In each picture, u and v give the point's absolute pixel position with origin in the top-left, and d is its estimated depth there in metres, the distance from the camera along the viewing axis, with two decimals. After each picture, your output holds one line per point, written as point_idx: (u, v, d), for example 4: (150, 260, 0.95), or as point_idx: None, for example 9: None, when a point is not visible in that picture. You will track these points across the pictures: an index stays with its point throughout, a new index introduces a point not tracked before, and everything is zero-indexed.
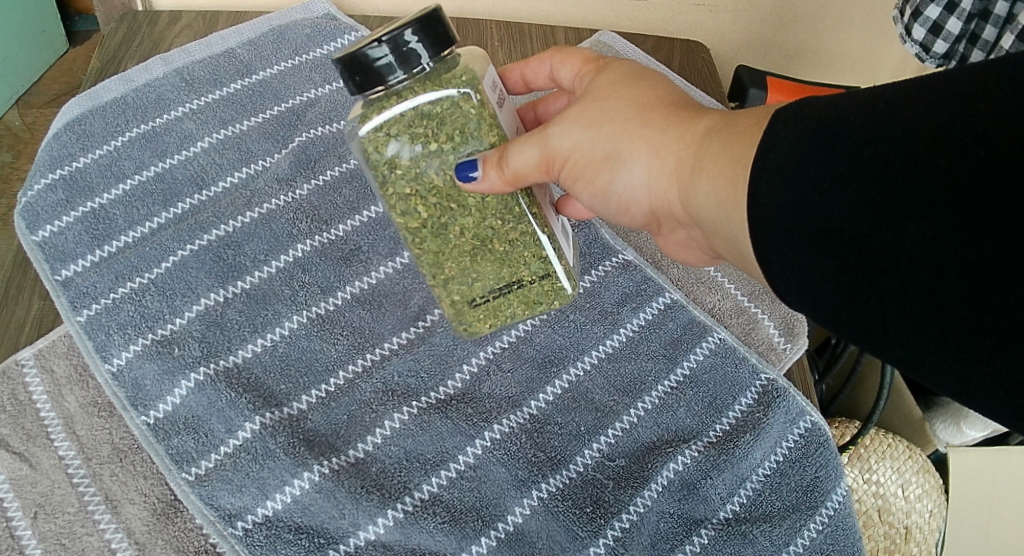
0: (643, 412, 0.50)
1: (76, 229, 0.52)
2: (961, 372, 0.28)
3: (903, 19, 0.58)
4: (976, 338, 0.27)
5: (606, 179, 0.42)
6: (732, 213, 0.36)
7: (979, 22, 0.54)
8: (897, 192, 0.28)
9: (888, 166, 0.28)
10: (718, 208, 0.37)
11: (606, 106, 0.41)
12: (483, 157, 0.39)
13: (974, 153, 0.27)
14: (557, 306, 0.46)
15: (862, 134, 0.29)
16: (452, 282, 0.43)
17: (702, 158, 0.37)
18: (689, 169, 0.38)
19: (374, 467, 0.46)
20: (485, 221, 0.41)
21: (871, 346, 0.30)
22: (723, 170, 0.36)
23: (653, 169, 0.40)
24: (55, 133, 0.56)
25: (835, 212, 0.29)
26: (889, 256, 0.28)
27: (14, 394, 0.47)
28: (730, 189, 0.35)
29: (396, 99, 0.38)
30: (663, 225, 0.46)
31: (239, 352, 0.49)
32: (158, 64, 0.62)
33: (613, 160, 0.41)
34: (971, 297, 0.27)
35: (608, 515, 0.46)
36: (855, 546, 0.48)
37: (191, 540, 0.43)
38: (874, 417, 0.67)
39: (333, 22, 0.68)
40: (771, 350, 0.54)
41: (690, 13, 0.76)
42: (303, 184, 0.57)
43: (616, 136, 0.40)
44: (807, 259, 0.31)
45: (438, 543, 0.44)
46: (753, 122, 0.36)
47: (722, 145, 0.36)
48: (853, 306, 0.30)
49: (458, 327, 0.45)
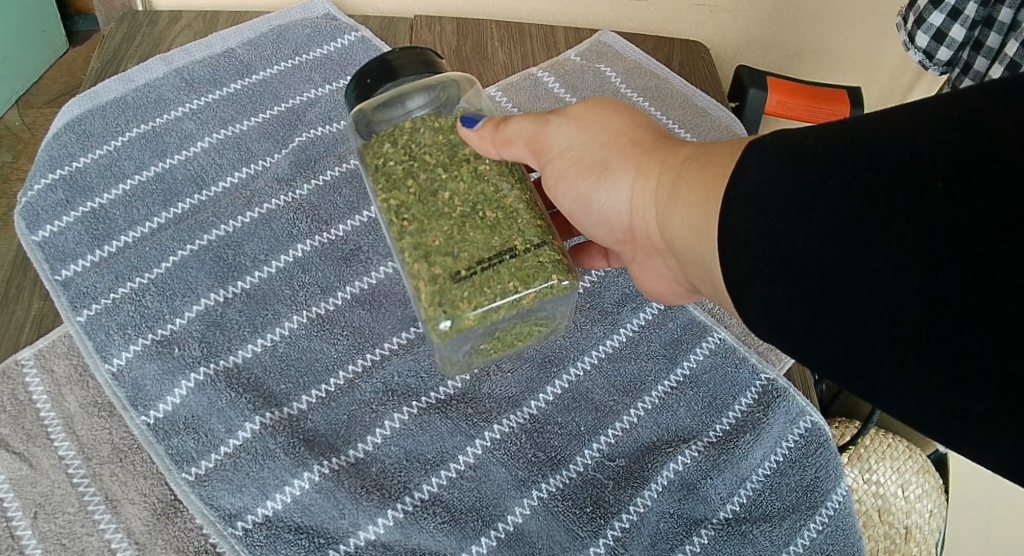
0: (643, 412, 0.50)
1: (76, 229, 0.52)
2: (923, 405, 0.28)
3: (906, 27, 0.59)
4: (934, 369, 0.27)
5: (589, 187, 0.43)
6: (705, 241, 0.36)
7: (984, 29, 0.55)
8: (860, 224, 0.29)
9: (854, 198, 0.29)
10: (690, 236, 0.38)
11: (611, 119, 0.43)
12: (487, 120, 0.43)
13: (933, 186, 0.27)
14: (558, 284, 0.41)
15: (830, 166, 0.30)
16: (438, 253, 0.40)
17: (679, 184, 0.38)
18: (668, 193, 0.39)
19: (374, 467, 0.46)
20: (475, 188, 0.42)
21: (838, 376, 0.31)
22: (697, 199, 0.36)
23: (637, 188, 0.41)
24: (56, 133, 0.56)
25: (801, 240, 0.30)
26: (850, 287, 0.29)
27: (14, 394, 0.47)
28: (703, 218, 0.36)
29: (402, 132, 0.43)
30: (640, 255, 0.46)
31: (239, 352, 0.49)
32: (158, 64, 0.62)
33: (600, 169, 0.42)
34: (928, 328, 0.27)
35: (608, 514, 0.46)
36: (855, 546, 0.48)
37: (191, 540, 0.43)
38: (874, 417, 0.67)
39: (332, 22, 0.68)
40: (771, 350, 0.54)
41: (689, 13, 0.76)
42: (303, 184, 0.57)
43: (611, 148, 0.42)
44: (774, 288, 0.32)
45: (438, 543, 0.44)
46: (731, 150, 0.37)
47: (698, 172, 0.37)
48: (818, 333, 0.31)
49: (436, 333, 0.40)
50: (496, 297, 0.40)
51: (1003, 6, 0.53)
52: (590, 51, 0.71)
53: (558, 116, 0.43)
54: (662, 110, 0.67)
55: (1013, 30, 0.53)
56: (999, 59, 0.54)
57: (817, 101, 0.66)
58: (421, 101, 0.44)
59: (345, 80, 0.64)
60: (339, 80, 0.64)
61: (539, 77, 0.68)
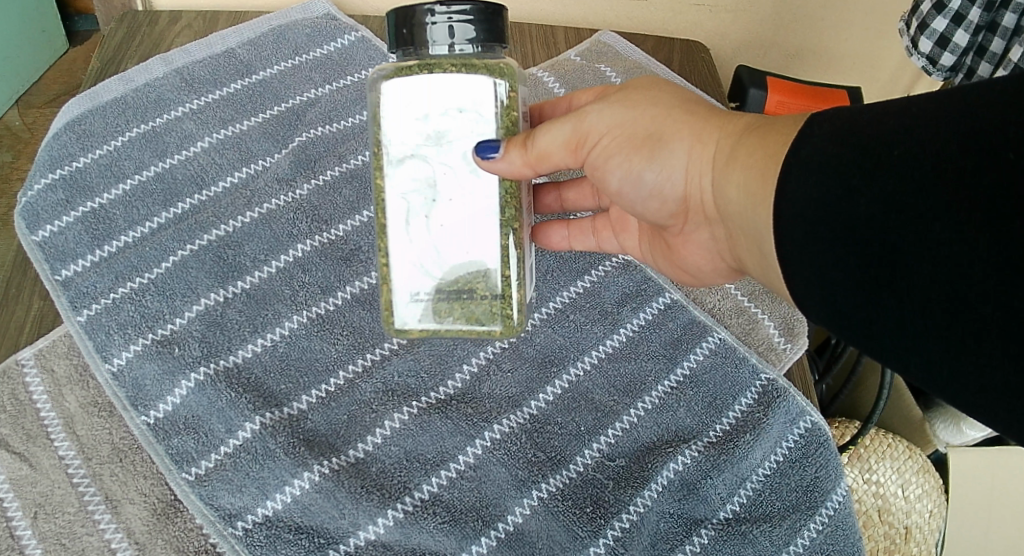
0: (643, 412, 0.50)
1: (76, 229, 0.52)
2: (979, 382, 0.28)
3: (908, 32, 0.59)
4: (997, 344, 0.27)
5: (639, 163, 0.42)
6: (759, 207, 0.36)
7: (987, 34, 0.55)
8: (925, 195, 0.28)
9: (920, 165, 0.28)
10: (746, 202, 0.37)
11: (651, 94, 0.42)
12: (508, 139, 0.39)
13: (1004, 155, 0.26)
14: (499, 335, 0.42)
15: (894, 137, 0.30)
16: (403, 263, 0.40)
17: (736, 150, 0.38)
18: (726, 157, 0.39)
19: (374, 467, 0.46)
20: (466, 216, 0.40)
21: (890, 356, 0.30)
22: (755, 163, 0.37)
23: (693, 153, 0.41)
24: (55, 133, 0.56)
25: (862, 208, 0.30)
26: (911, 255, 0.28)
27: (14, 395, 0.47)
28: (759, 182, 0.36)
29: (424, 69, 0.38)
30: (690, 226, 0.45)
31: (239, 352, 0.49)
32: (158, 64, 0.62)
33: (653, 143, 0.41)
34: (995, 300, 0.27)
35: (608, 515, 0.46)
36: (856, 546, 0.48)
37: (191, 540, 0.43)
38: (873, 418, 0.66)
39: (332, 22, 0.68)
40: (771, 350, 0.54)
41: (690, 13, 0.77)
42: (303, 184, 0.57)
43: (659, 119, 0.41)
44: (828, 256, 0.32)
45: (438, 543, 0.44)
46: (790, 121, 0.37)
47: (758, 140, 0.37)
48: (874, 307, 0.30)
49: (388, 323, 0.42)
50: (443, 329, 0.42)
51: (1007, 10, 0.53)
52: (590, 51, 0.72)
53: (593, 107, 0.42)
54: None
55: (1017, 35, 0.53)
56: (1003, 64, 0.54)
57: (818, 102, 0.66)
58: (467, 46, 0.38)
59: (345, 80, 0.64)
60: (340, 80, 0.64)
61: (539, 77, 0.69)
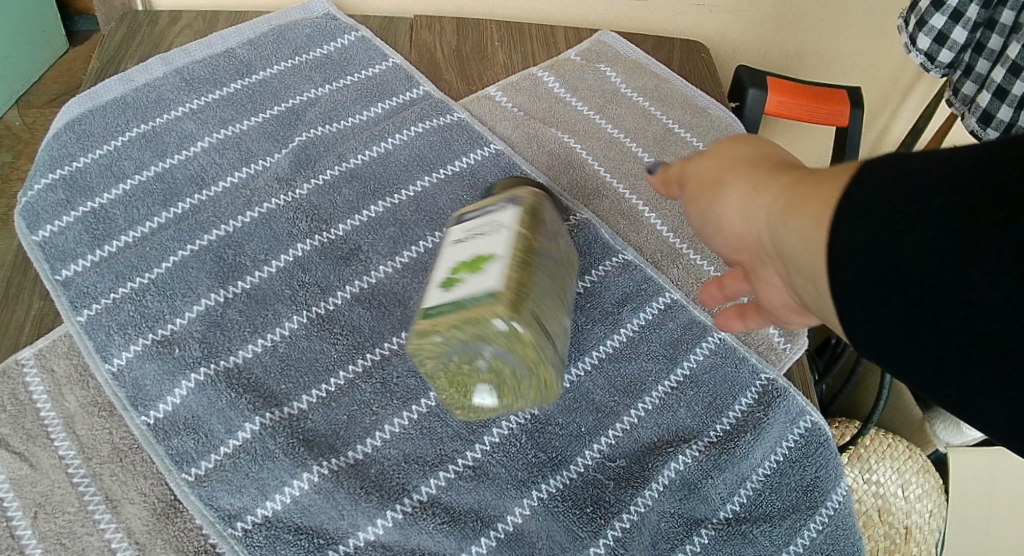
0: (643, 412, 0.50)
1: (76, 229, 0.52)
2: (977, 390, 0.29)
3: (908, 28, 0.61)
4: (994, 355, 0.28)
5: (706, 205, 0.41)
6: (813, 253, 0.34)
7: (985, 31, 0.57)
8: (915, 217, 0.30)
9: (910, 190, 0.30)
10: (800, 250, 0.35)
11: (732, 142, 0.42)
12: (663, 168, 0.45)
13: (991, 178, 0.28)
14: (537, 397, 0.45)
15: (885, 166, 0.31)
16: (451, 289, 0.42)
17: (791, 199, 0.36)
18: (779, 207, 0.37)
19: (373, 468, 0.46)
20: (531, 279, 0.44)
21: (893, 367, 0.32)
22: (810, 210, 0.35)
23: (747, 202, 0.39)
24: (56, 133, 0.57)
25: (853, 234, 0.32)
26: (906, 276, 0.30)
27: (14, 394, 0.47)
28: (813, 228, 0.34)
29: (516, 191, 0.49)
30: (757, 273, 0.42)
31: (239, 352, 0.49)
32: (159, 64, 0.63)
33: (714, 188, 0.41)
34: (992, 313, 0.28)
35: (608, 515, 0.46)
36: (856, 546, 0.48)
37: (191, 540, 0.43)
38: (874, 417, 0.66)
39: (333, 22, 0.68)
40: (771, 350, 0.54)
41: (690, 13, 0.77)
42: (303, 184, 0.57)
43: (726, 166, 0.41)
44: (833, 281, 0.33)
45: (438, 543, 0.44)
46: (845, 169, 0.35)
47: (813, 188, 0.35)
48: (874, 324, 0.32)
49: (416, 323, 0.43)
50: (485, 348, 0.42)
51: (1005, 8, 0.55)
52: (590, 51, 0.72)
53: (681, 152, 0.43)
54: (662, 110, 0.68)
55: (1014, 32, 0.55)
56: (1001, 61, 0.56)
57: (817, 103, 0.66)
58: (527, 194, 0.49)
59: (345, 80, 0.64)
60: (340, 80, 0.64)
61: (539, 77, 0.69)
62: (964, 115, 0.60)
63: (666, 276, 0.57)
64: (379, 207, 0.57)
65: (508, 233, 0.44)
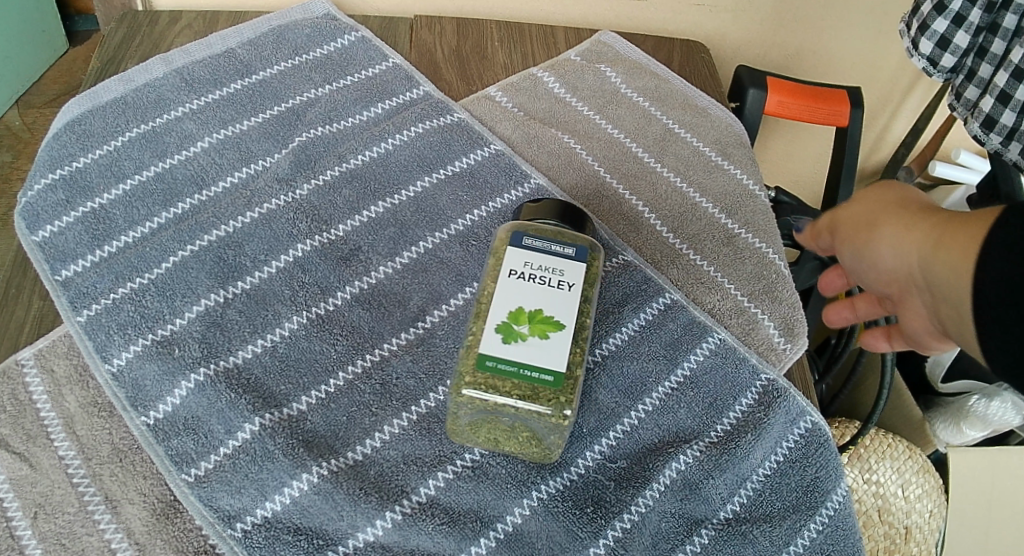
0: (644, 413, 0.50)
1: (76, 229, 0.52)
2: None
3: (908, 32, 0.62)
4: None
5: (862, 243, 0.44)
6: (962, 281, 0.37)
7: (988, 35, 0.57)
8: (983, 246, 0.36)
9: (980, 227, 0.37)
10: (950, 282, 0.38)
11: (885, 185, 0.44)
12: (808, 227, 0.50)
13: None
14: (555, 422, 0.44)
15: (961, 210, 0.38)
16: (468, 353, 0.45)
17: (942, 236, 0.39)
18: (929, 247, 0.39)
19: (373, 469, 0.46)
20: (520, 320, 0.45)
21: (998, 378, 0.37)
22: (959, 245, 0.37)
23: (900, 245, 0.41)
24: (56, 133, 0.57)
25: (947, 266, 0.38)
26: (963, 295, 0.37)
27: (14, 394, 0.47)
28: (961, 260, 0.37)
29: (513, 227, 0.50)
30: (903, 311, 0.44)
31: (239, 352, 0.49)
32: (159, 64, 0.63)
33: (869, 231, 0.43)
34: None
35: (608, 515, 0.46)
36: (856, 547, 0.48)
37: (190, 540, 0.43)
38: (874, 417, 0.66)
39: (332, 22, 0.69)
40: (771, 350, 0.54)
41: (690, 13, 0.77)
42: (303, 184, 0.57)
43: (880, 210, 0.43)
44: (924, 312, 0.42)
45: (437, 544, 0.44)
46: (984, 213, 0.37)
47: (959, 224, 0.38)
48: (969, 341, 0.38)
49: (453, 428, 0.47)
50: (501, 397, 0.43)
51: (1007, 12, 0.55)
52: (590, 51, 0.72)
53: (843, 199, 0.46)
54: (662, 110, 0.68)
55: (1017, 36, 0.55)
56: (1004, 65, 0.56)
57: (817, 103, 0.67)
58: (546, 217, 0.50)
59: (345, 80, 0.64)
60: (340, 80, 0.64)
61: (539, 77, 0.69)
62: (966, 119, 0.60)
63: (666, 276, 0.57)
64: (379, 208, 0.57)
65: (575, 301, 0.46)
